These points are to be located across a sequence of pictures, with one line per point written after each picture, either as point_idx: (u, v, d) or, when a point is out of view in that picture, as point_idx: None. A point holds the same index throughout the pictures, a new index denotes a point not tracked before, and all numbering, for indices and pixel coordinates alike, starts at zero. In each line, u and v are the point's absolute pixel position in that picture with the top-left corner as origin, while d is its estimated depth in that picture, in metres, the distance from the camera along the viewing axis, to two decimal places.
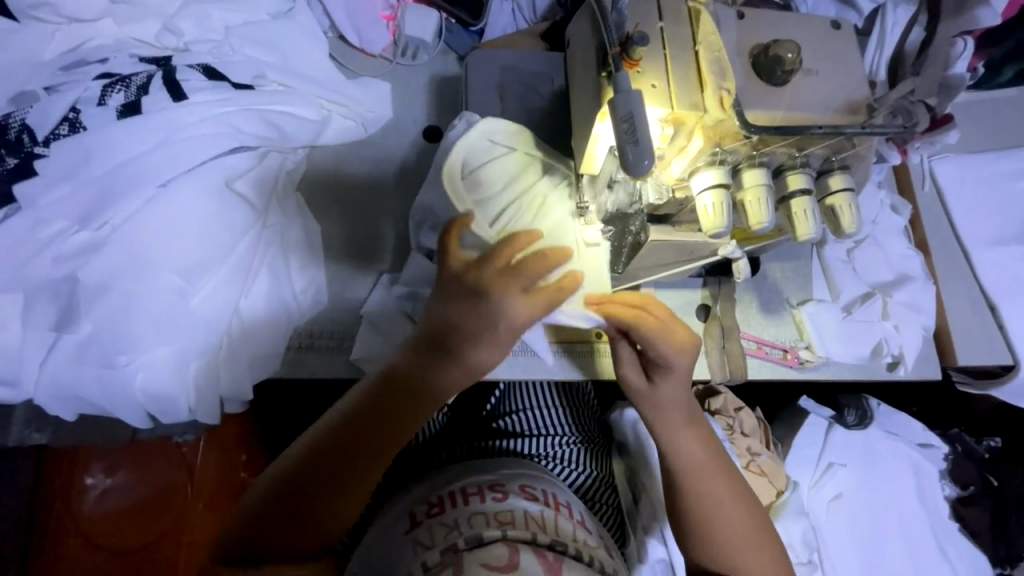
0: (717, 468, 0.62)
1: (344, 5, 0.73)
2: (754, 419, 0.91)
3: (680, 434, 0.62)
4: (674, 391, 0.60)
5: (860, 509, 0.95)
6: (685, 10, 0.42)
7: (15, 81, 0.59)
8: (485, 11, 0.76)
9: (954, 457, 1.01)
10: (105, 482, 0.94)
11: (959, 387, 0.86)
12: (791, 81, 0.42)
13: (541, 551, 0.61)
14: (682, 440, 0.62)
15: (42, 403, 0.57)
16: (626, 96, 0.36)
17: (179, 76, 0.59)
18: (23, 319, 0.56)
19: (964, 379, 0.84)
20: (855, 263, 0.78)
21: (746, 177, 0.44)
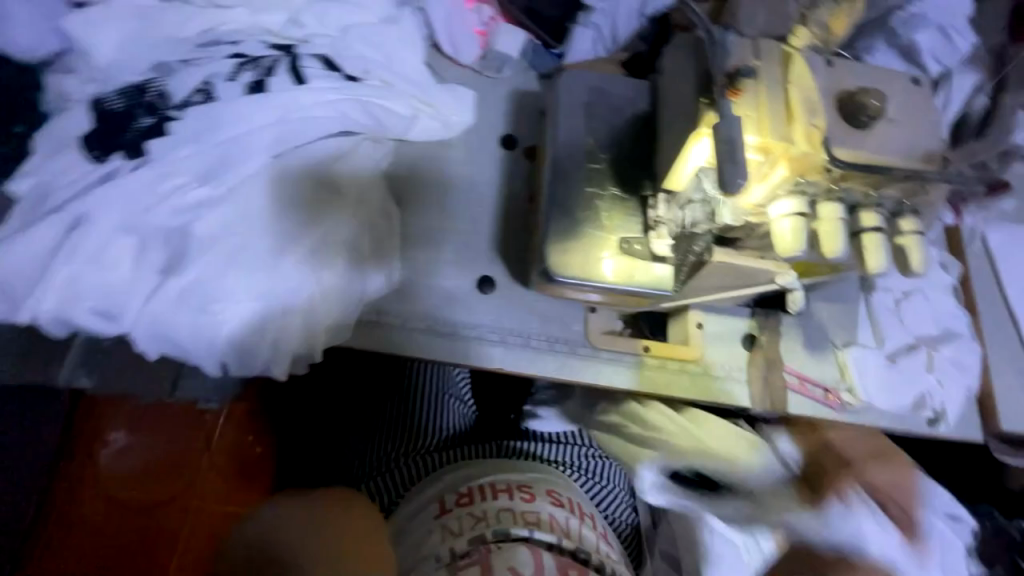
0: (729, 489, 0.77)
1: (445, 18, 0.79)
2: None
3: None
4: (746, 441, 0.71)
5: None
6: (779, 52, 0.46)
7: (160, 53, 0.67)
8: (567, 36, 0.81)
9: (984, 533, 0.98)
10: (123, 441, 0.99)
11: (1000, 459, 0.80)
12: (873, 127, 0.45)
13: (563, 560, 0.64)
14: None
15: (135, 339, 0.63)
16: (728, 122, 0.40)
17: (301, 64, 0.66)
18: (137, 260, 0.63)
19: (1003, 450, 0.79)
20: (902, 314, 0.79)
21: (822, 209, 0.47)
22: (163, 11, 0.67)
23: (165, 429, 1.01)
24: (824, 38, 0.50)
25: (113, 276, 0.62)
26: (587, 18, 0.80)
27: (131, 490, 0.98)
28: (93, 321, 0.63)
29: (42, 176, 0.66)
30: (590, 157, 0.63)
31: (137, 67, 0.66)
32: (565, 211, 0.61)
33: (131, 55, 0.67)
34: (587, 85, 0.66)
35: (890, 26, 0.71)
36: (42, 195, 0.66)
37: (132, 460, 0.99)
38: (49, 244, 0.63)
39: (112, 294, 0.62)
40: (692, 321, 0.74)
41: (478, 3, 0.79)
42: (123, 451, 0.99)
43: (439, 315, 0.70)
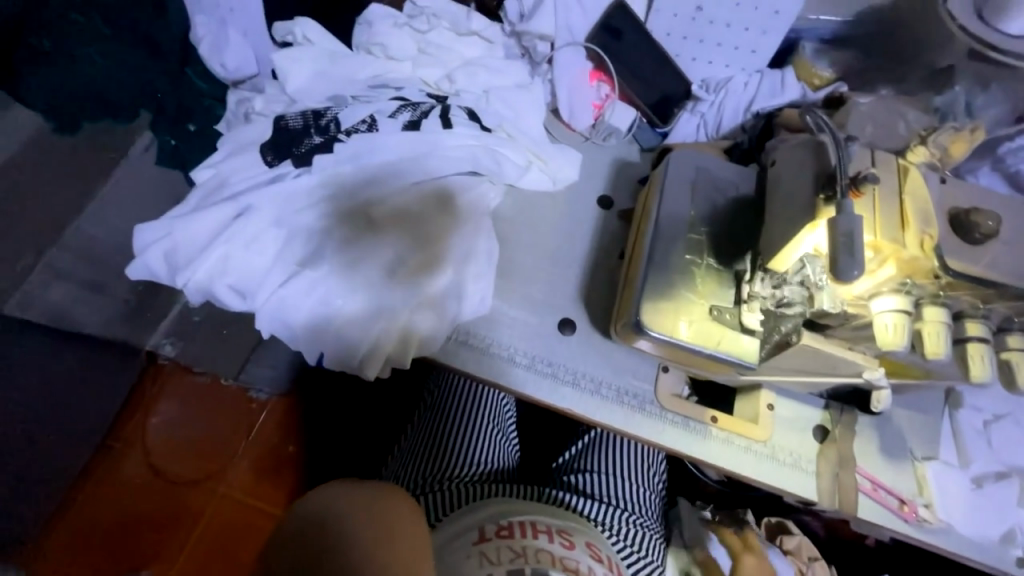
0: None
1: (569, 88, 0.89)
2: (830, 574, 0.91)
3: None
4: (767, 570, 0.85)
5: None
6: (896, 165, 0.51)
7: (337, 88, 0.81)
8: (672, 119, 0.90)
9: None
10: (169, 414, 1.23)
11: None
12: (987, 244, 0.48)
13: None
14: None
15: (258, 318, 0.73)
16: (848, 218, 0.44)
17: (451, 113, 0.79)
18: (279, 251, 0.73)
19: None
20: (991, 438, 0.75)
21: (927, 311, 0.49)
22: (349, 57, 0.83)
23: (203, 410, 1.24)
24: (939, 158, 0.53)
25: (255, 260, 0.73)
26: (694, 107, 0.90)
27: (171, 459, 1.20)
28: (228, 295, 0.73)
29: (217, 169, 0.77)
30: (690, 227, 0.68)
31: (318, 97, 0.81)
32: (662, 272, 0.65)
33: (316, 87, 0.81)
34: (698, 164, 0.72)
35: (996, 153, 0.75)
36: (216, 185, 0.77)
37: (171, 430, 1.22)
38: (210, 225, 0.73)
39: (251, 275, 0.73)
40: (763, 401, 0.74)
41: (599, 82, 0.90)
42: (162, 424, 1.22)
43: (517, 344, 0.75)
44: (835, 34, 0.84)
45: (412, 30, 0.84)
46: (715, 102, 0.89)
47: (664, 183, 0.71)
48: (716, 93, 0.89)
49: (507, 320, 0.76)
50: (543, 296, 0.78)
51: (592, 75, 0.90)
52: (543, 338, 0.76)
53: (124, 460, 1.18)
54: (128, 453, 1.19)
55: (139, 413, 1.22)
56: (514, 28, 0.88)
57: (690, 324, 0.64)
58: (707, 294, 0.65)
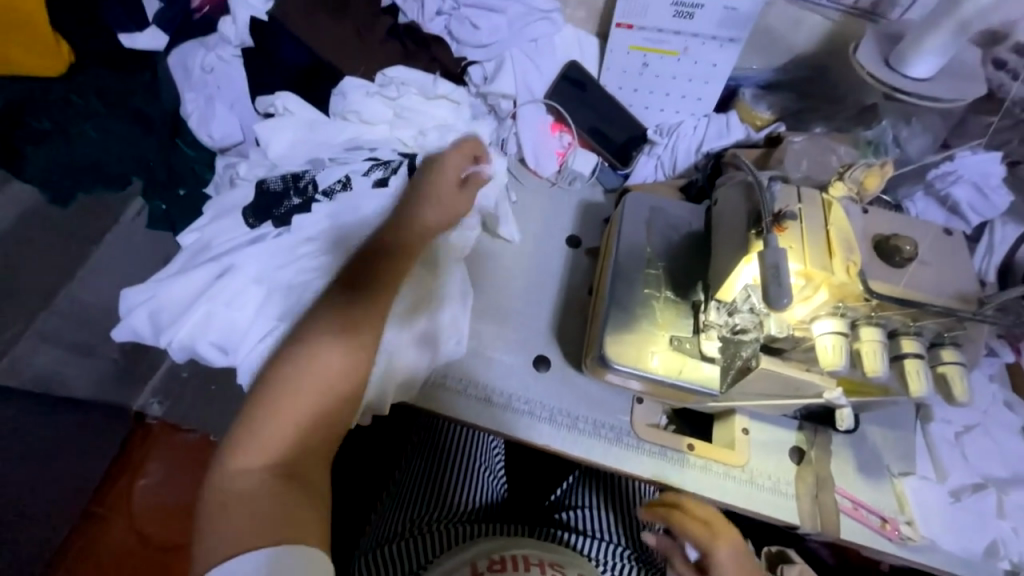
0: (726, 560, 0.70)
1: (533, 139, 0.96)
2: None
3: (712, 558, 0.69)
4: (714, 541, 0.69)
5: None
6: (819, 200, 0.56)
7: (316, 152, 0.88)
8: (632, 161, 0.97)
9: None
10: None
11: None
12: (907, 267, 0.52)
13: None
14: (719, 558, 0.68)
15: (240, 373, 0.75)
16: (773, 251, 0.49)
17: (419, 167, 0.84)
18: (260, 307, 0.76)
19: None
20: (964, 449, 0.77)
21: (864, 331, 0.53)
22: (325, 123, 0.89)
23: None
24: (857, 192, 0.57)
25: (237, 317, 0.75)
26: (651, 150, 0.97)
27: None
28: (210, 352, 0.76)
29: (202, 233, 0.82)
30: (649, 263, 0.72)
31: (298, 162, 0.87)
32: (625, 307, 0.69)
33: (297, 152, 0.88)
34: (652, 204, 0.77)
35: (926, 179, 0.81)
36: (199, 248, 0.81)
37: None
38: (193, 286, 0.77)
39: (232, 332, 0.75)
40: (738, 427, 0.76)
41: (561, 132, 0.97)
42: None
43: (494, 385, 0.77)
44: (771, 80, 0.92)
45: (383, 97, 0.90)
46: (668, 145, 0.96)
47: (622, 223, 0.76)
48: (669, 136, 0.97)
49: (483, 360, 0.79)
50: (517, 335, 0.81)
51: (553, 127, 0.97)
52: (519, 377, 0.78)
53: (109, 529, 0.98)
54: None
55: None
56: (479, 90, 0.96)
57: (654, 355, 0.67)
58: (668, 325, 0.68)
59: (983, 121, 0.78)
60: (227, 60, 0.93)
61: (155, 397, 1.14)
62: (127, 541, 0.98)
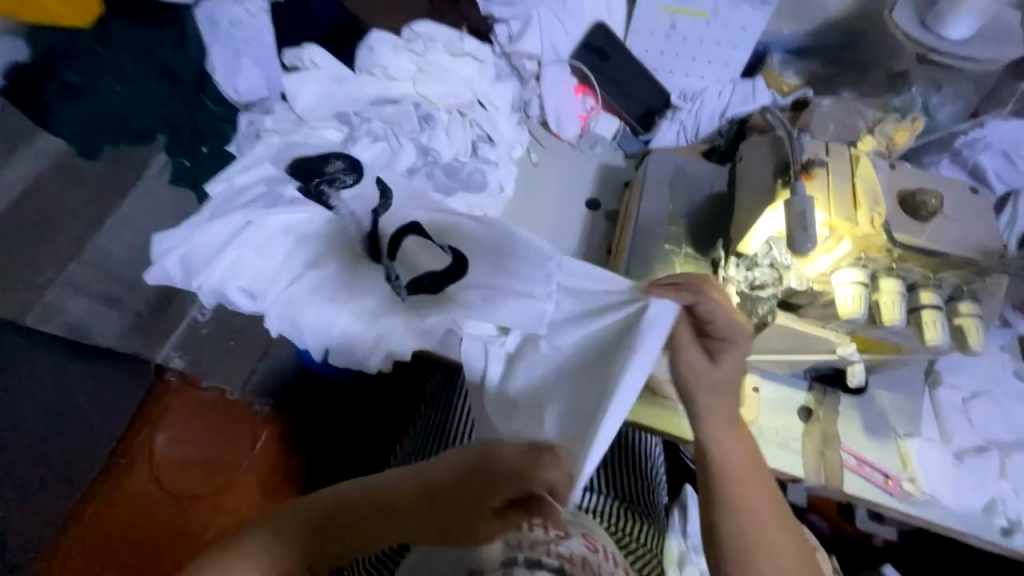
0: (762, 478, 0.61)
1: (557, 102, 0.96)
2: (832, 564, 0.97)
3: (723, 436, 0.62)
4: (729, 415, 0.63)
5: None
6: (848, 154, 0.56)
7: (341, 107, 0.89)
8: (654, 127, 0.97)
9: None
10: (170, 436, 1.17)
11: None
12: (931, 221, 0.53)
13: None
14: (726, 440, 0.62)
15: (268, 318, 0.78)
16: (801, 196, 0.50)
17: (447, 128, 0.89)
18: (289, 254, 0.79)
19: None
20: (971, 414, 0.79)
21: (883, 282, 0.54)
22: (351, 78, 0.89)
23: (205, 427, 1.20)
24: (887, 146, 0.60)
25: (267, 263, 0.79)
26: (674, 115, 0.97)
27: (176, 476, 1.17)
28: (238, 297, 0.78)
29: (231, 182, 0.82)
30: (670, 222, 0.74)
31: (323, 115, 0.88)
32: (643, 261, 0.71)
33: (323, 107, 0.88)
34: (684, 163, 0.78)
35: (953, 146, 0.80)
36: (228, 196, 0.82)
37: (181, 451, 1.18)
38: (224, 231, 0.79)
39: (262, 277, 0.79)
40: (749, 385, 0.78)
41: (585, 95, 0.97)
42: (167, 443, 1.17)
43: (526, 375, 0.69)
44: (801, 45, 0.91)
45: (410, 52, 0.90)
46: (692, 110, 0.96)
47: (644, 182, 0.77)
48: (693, 102, 0.96)
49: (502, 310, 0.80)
50: None
51: (577, 89, 0.97)
52: None
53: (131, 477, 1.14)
54: (135, 469, 1.15)
55: (144, 430, 1.16)
56: (504, 49, 0.96)
57: None
58: (685, 280, 0.70)
59: (1018, 89, 0.78)
60: (255, 14, 0.91)
61: (176, 351, 1.12)
62: (147, 490, 1.14)
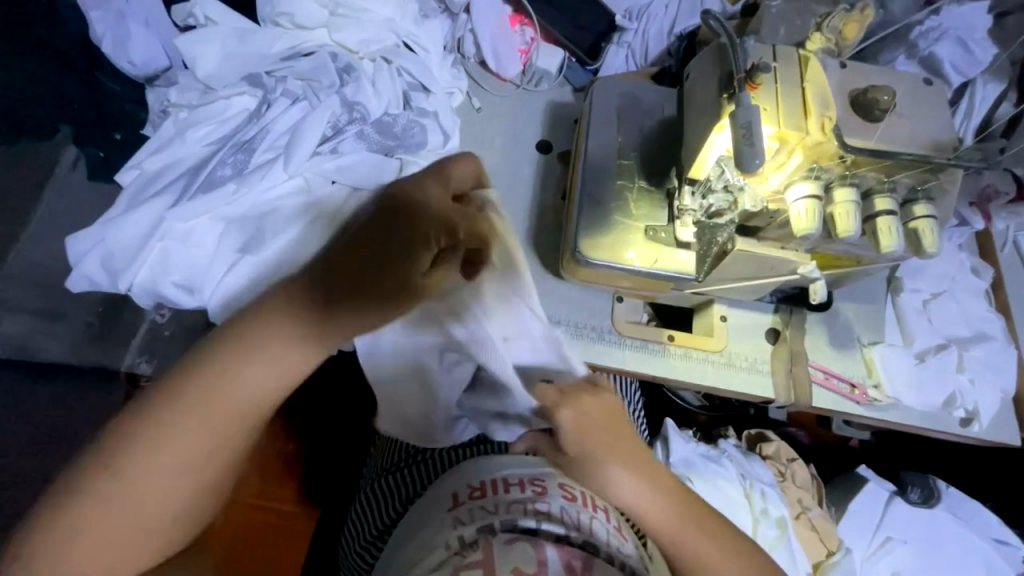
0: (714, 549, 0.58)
1: (492, 37, 0.88)
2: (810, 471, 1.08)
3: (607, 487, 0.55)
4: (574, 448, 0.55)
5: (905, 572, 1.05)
6: (796, 55, 0.52)
7: (249, 67, 0.78)
8: (601, 54, 0.89)
9: (999, 543, 1.09)
10: None
11: (930, 494, 1.11)
12: (884, 119, 0.50)
13: (568, 552, 0.58)
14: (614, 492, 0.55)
15: (210, 311, 0.72)
16: (746, 108, 0.46)
17: (373, 79, 0.79)
18: (217, 241, 0.72)
19: (920, 497, 1.12)
20: (931, 315, 0.80)
21: (837, 193, 0.51)
22: (255, 32, 0.78)
23: None
24: (836, 42, 0.55)
25: (197, 253, 0.72)
26: (620, 38, 0.90)
27: None
28: (175, 292, 0.72)
29: (142, 169, 0.74)
30: (620, 155, 0.69)
31: (231, 79, 0.78)
32: (599, 200, 0.67)
33: (228, 71, 0.77)
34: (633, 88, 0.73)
35: (910, 40, 0.76)
36: (142, 185, 0.74)
37: None
38: (143, 223, 0.71)
39: (195, 269, 0.72)
40: (716, 315, 0.77)
41: (522, 26, 0.89)
42: None
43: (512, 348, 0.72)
44: None
45: None
46: (639, 30, 0.89)
47: (592, 114, 0.71)
48: (639, 21, 0.89)
49: None
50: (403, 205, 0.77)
51: (513, 20, 0.89)
52: None
53: None
54: None
55: None
56: None
57: (631, 244, 0.65)
58: (642, 215, 0.66)
59: None
60: None
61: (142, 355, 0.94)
62: None
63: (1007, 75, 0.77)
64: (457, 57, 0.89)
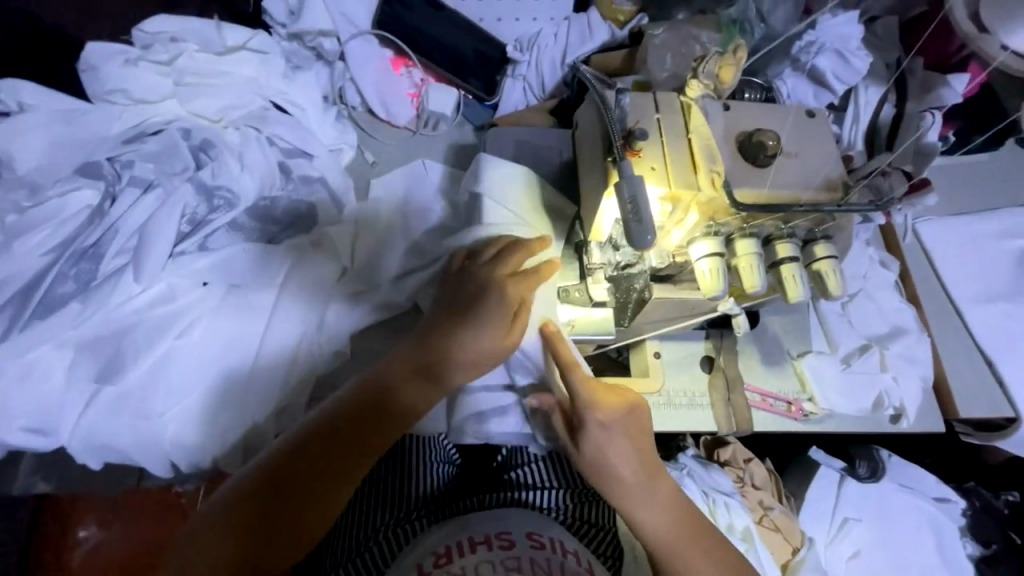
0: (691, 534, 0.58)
1: (376, 85, 0.82)
2: (769, 469, 1.09)
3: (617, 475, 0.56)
4: (612, 449, 0.56)
5: (865, 548, 1.09)
6: (676, 107, 0.50)
7: (84, 154, 0.65)
8: (498, 88, 0.85)
9: (940, 502, 1.15)
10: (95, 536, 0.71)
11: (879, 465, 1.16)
12: (772, 164, 0.48)
13: None
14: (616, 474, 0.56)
15: (73, 454, 0.60)
16: (629, 180, 0.42)
17: (241, 150, 0.69)
18: (68, 373, 0.60)
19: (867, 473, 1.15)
20: (850, 317, 0.82)
21: (739, 246, 0.49)
22: (85, 112, 0.66)
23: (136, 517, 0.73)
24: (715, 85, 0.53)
25: (42, 390, 0.59)
26: (514, 71, 0.85)
27: None
28: (21, 441, 0.58)
29: None
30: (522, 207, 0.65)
31: (59, 172, 0.64)
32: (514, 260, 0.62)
33: (56, 163, 0.64)
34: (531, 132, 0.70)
35: (792, 54, 0.77)
36: None
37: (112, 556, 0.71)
38: None
39: (43, 410, 0.59)
40: (649, 352, 0.75)
41: (407, 68, 0.83)
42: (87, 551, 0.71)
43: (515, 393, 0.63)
44: None
45: (155, 64, 0.69)
46: (532, 61, 0.85)
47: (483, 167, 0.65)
48: (530, 52, 0.85)
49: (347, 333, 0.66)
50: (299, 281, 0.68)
51: (396, 63, 0.84)
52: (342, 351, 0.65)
53: None
54: None
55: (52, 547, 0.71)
56: (289, 31, 0.80)
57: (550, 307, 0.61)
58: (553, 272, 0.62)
59: None
60: None
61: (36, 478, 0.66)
62: None
63: (885, 79, 0.79)
64: (341, 108, 0.82)
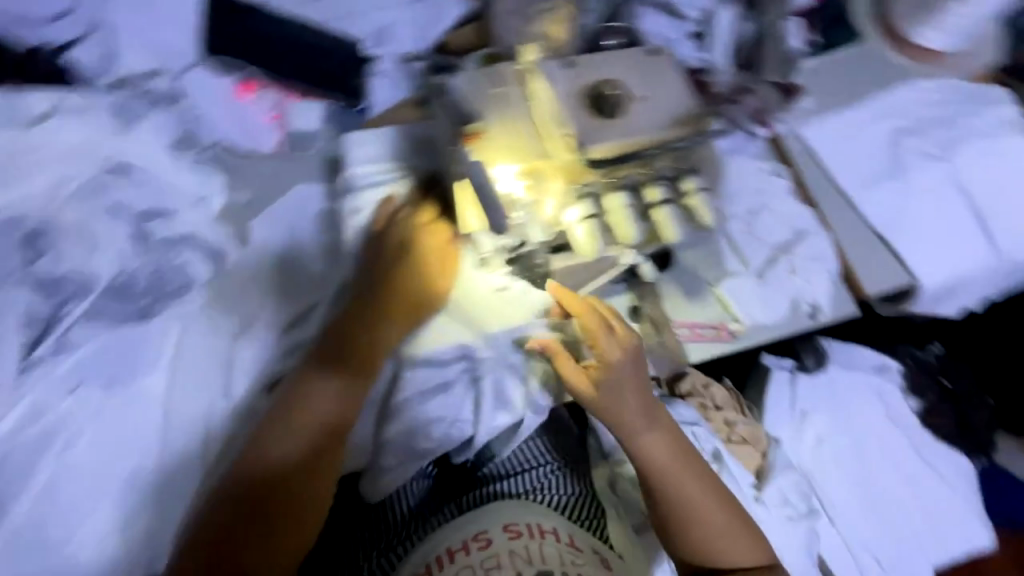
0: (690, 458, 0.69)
1: (228, 119, 0.75)
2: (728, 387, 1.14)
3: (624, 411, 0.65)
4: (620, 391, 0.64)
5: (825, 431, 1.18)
6: (511, 81, 0.50)
7: None
8: (365, 91, 0.78)
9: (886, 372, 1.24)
10: None
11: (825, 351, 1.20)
12: (620, 112, 0.48)
13: None
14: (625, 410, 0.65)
15: None
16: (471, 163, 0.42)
17: (100, 231, 0.67)
18: None
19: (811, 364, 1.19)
20: (756, 232, 0.85)
21: (609, 201, 0.49)
22: None
23: None
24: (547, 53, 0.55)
25: None
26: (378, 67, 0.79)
27: None
28: None
29: None
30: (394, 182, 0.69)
31: None
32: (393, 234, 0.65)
33: None
34: (399, 140, 0.71)
35: None
36: None
37: None
38: None
39: None
40: None
41: (258, 91, 0.76)
42: None
43: (450, 370, 0.66)
44: None
45: None
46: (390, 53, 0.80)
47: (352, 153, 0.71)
48: (386, 43, 0.80)
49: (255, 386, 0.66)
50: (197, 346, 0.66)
51: (244, 88, 0.76)
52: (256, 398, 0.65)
53: None
54: None
55: None
56: (112, 82, 0.73)
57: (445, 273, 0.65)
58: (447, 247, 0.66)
59: None
60: None
61: None
62: None
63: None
64: (195, 150, 0.74)
